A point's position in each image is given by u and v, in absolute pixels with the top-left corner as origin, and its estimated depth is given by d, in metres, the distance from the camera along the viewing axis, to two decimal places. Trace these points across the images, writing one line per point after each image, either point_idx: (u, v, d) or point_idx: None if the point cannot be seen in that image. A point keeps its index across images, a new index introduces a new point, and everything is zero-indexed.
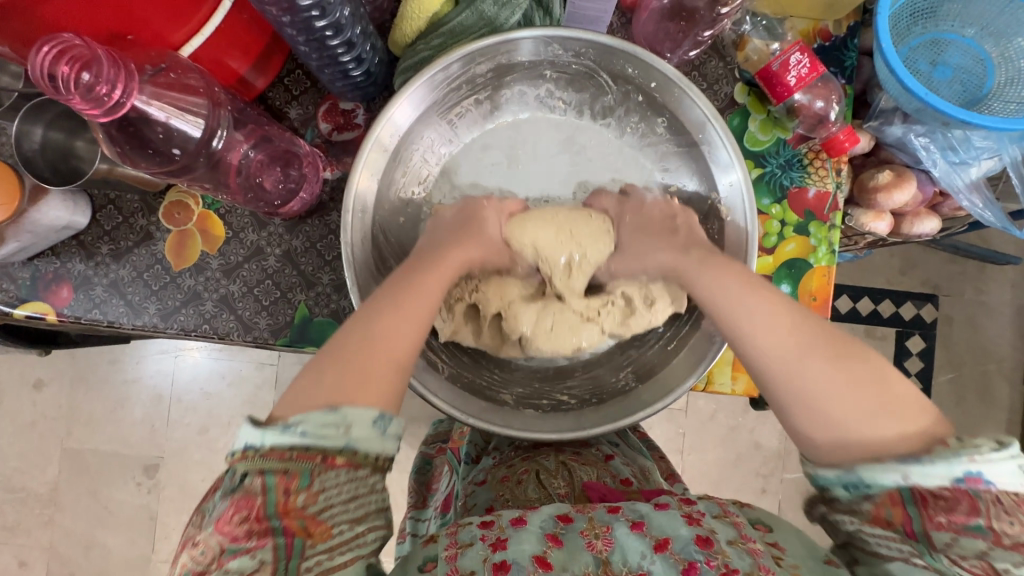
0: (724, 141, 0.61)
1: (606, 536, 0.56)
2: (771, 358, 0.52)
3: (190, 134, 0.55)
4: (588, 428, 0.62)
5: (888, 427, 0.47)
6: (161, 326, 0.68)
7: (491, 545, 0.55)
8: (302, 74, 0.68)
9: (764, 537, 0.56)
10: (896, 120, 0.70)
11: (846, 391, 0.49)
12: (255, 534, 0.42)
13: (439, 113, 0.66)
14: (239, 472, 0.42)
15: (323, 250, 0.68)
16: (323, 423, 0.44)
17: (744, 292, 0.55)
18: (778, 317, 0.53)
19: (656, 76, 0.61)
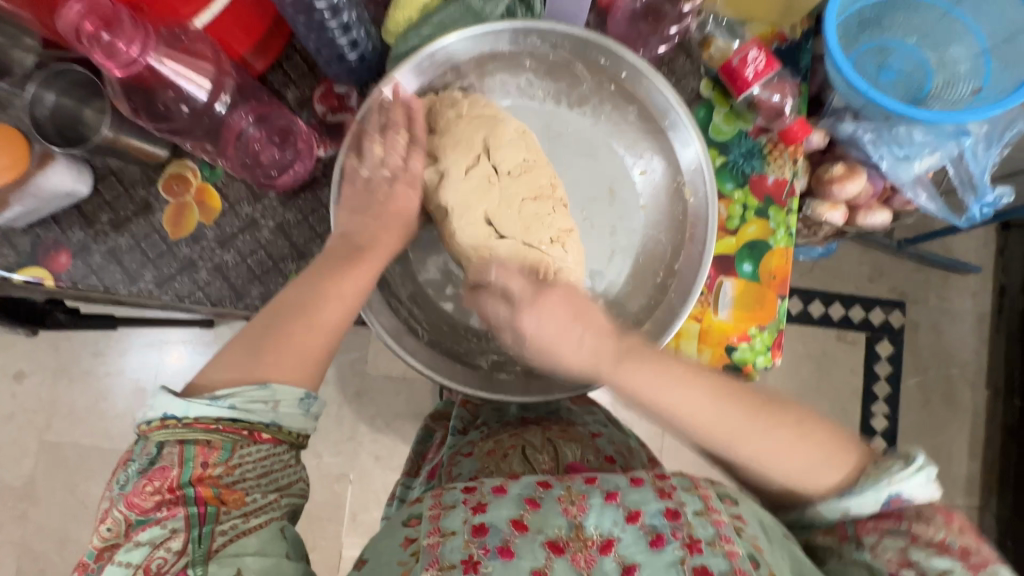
0: (687, 124, 0.68)
1: (581, 503, 0.59)
2: (713, 434, 0.61)
3: (197, 97, 0.61)
4: (550, 394, 0.69)
5: (822, 468, 0.59)
6: (156, 292, 0.71)
7: (471, 508, 0.58)
8: (300, 59, 0.72)
9: (730, 509, 0.60)
10: (846, 118, 0.77)
11: (781, 447, 0.60)
12: (166, 504, 0.49)
13: (408, 109, 0.69)
14: (157, 443, 0.51)
15: (314, 223, 0.72)
16: (251, 399, 0.52)
17: (677, 388, 0.60)
18: (705, 401, 0.60)
19: (626, 66, 0.68)
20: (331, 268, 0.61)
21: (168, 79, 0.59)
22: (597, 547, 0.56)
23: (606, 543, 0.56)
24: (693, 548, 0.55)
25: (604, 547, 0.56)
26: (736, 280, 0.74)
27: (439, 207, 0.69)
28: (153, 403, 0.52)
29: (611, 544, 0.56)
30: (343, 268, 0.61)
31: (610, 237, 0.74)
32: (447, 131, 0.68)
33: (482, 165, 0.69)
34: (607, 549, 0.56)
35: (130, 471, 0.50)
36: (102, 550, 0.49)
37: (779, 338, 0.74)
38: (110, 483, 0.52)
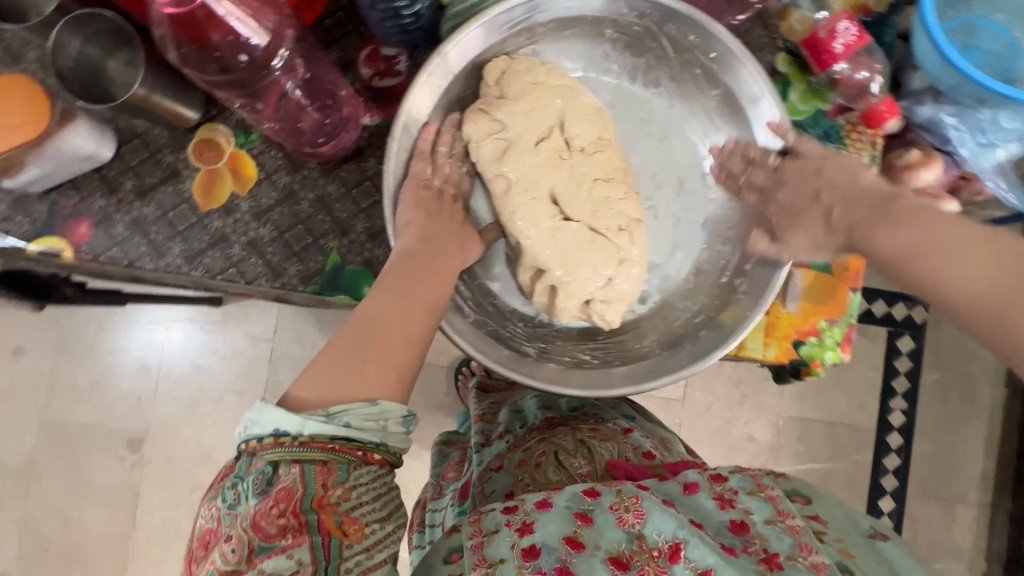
0: (768, 96, 0.62)
1: (637, 509, 0.54)
2: (979, 304, 0.42)
3: (254, 45, 0.52)
4: (609, 388, 0.61)
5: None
6: (185, 268, 0.65)
7: (517, 531, 0.53)
8: (346, 17, 0.66)
9: (804, 510, 0.58)
10: (926, 100, 0.72)
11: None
12: (290, 531, 0.44)
13: (475, 73, 0.65)
14: (270, 461, 0.45)
15: (358, 197, 0.66)
16: (364, 417, 0.47)
17: (931, 242, 0.45)
18: (985, 260, 0.42)
19: (717, 46, 0.62)
20: (423, 265, 0.57)
21: (225, 22, 0.50)
22: (666, 556, 0.52)
23: (674, 548, 0.52)
24: (772, 564, 0.51)
25: (673, 553, 0.52)
26: (807, 271, 0.69)
27: (498, 178, 0.64)
28: (257, 414, 0.46)
29: (679, 549, 0.52)
30: (425, 272, 0.56)
31: (673, 229, 0.70)
32: (521, 96, 0.65)
33: (554, 138, 0.66)
34: (676, 556, 0.51)
35: (240, 489, 0.45)
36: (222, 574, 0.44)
37: (848, 334, 0.70)
38: (216, 501, 0.46)
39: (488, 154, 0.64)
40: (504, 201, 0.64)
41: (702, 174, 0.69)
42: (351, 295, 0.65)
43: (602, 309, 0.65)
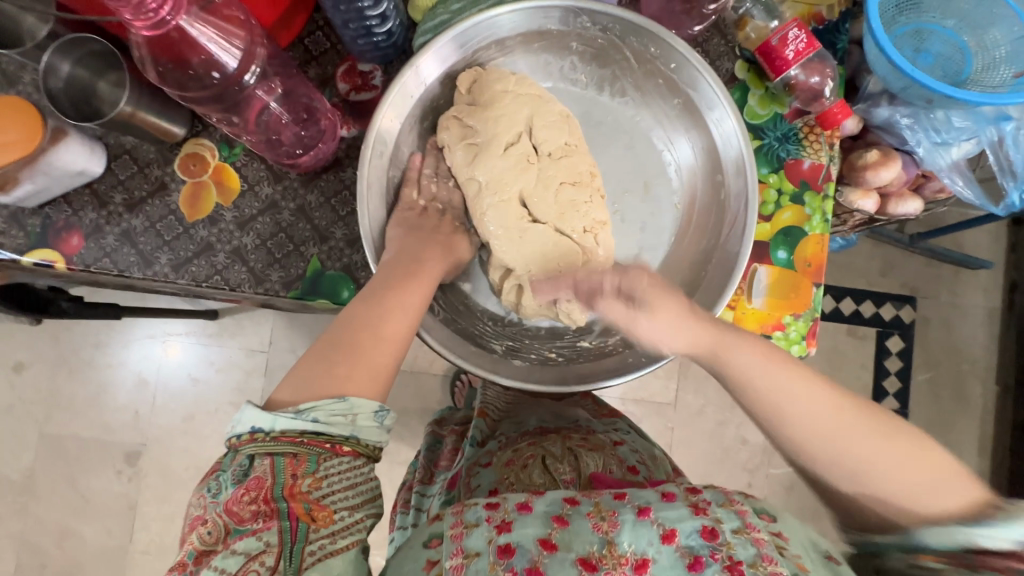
0: (722, 100, 0.64)
1: (612, 518, 0.53)
2: (817, 435, 0.54)
3: (227, 64, 0.56)
4: (569, 385, 0.64)
5: (937, 493, 0.52)
6: (172, 276, 0.68)
7: (496, 528, 0.52)
8: (322, 36, 0.69)
9: (769, 526, 0.53)
10: (882, 102, 0.75)
11: (885, 459, 0.53)
12: (261, 515, 0.46)
13: (451, 83, 0.69)
14: (247, 455, 0.48)
15: (337, 205, 0.70)
16: (332, 412, 0.49)
17: (791, 384, 0.55)
18: (800, 397, 0.55)
19: (675, 56, 0.64)
20: (403, 272, 0.60)
21: (199, 44, 0.54)
22: (632, 566, 0.50)
23: (642, 562, 0.50)
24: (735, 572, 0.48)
25: (639, 567, 0.50)
26: (770, 267, 0.72)
27: (469, 181, 0.68)
28: (240, 414, 0.50)
29: (646, 565, 0.50)
30: (409, 278, 0.59)
31: (640, 233, 0.72)
32: (493, 103, 0.68)
33: (522, 143, 0.69)
34: (643, 569, 0.49)
35: (221, 480, 0.49)
36: (201, 553, 0.47)
37: (814, 328, 0.72)
38: (201, 491, 0.50)
39: (460, 159, 0.68)
40: (475, 202, 0.68)
41: (664, 176, 0.72)
42: (331, 299, 0.69)
43: (569, 309, 0.68)
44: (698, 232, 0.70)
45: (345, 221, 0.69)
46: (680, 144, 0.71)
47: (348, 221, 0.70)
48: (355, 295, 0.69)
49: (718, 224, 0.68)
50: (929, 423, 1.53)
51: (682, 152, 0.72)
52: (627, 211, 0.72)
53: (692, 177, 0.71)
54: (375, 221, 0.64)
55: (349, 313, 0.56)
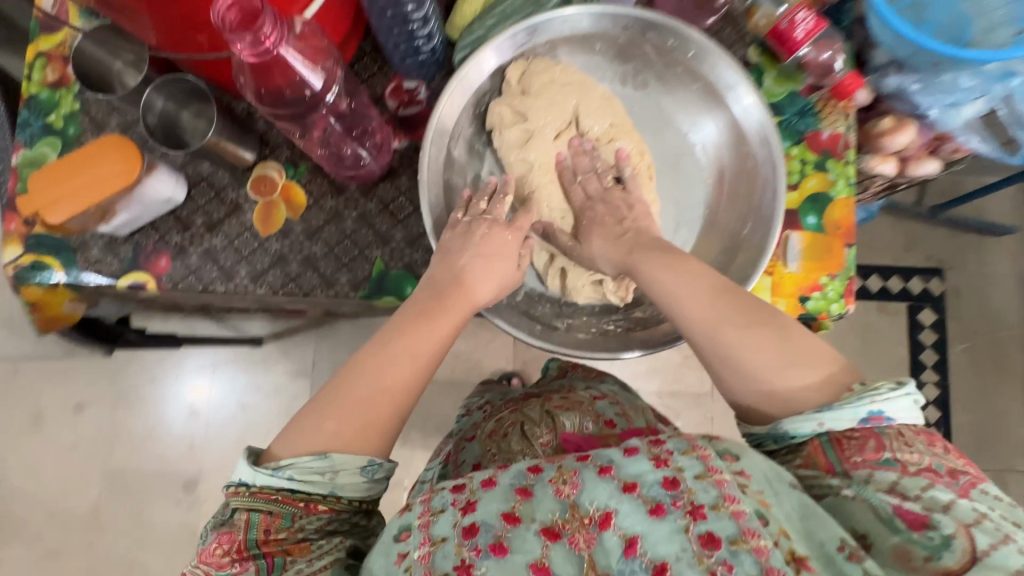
0: (741, 81, 0.70)
1: (573, 480, 0.50)
2: (699, 323, 0.59)
3: (313, 86, 0.61)
4: (627, 351, 0.69)
5: (801, 378, 0.55)
6: (251, 287, 0.75)
7: (461, 510, 0.50)
8: (369, 60, 0.78)
9: (731, 467, 0.49)
10: (891, 72, 0.80)
11: (756, 346, 0.56)
12: (238, 561, 0.51)
13: (501, 76, 0.75)
14: (231, 507, 0.53)
15: (395, 210, 0.76)
16: (309, 470, 0.52)
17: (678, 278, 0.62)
18: (693, 293, 0.61)
19: (693, 44, 0.70)
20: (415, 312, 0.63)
21: (291, 68, 0.58)
22: (596, 523, 0.48)
23: (605, 516, 0.48)
24: (697, 516, 0.46)
25: (603, 521, 0.48)
26: (802, 233, 0.76)
27: (521, 162, 0.74)
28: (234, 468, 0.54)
29: (610, 518, 0.48)
30: (432, 317, 0.62)
31: (674, 209, 0.77)
32: (540, 93, 0.74)
33: (570, 131, 0.76)
34: (607, 524, 0.48)
35: (210, 531, 0.53)
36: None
37: (850, 287, 0.76)
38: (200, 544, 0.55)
39: (512, 141, 0.74)
40: (525, 182, 0.75)
41: (690, 157, 0.78)
42: (397, 297, 0.75)
43: (613, 290, 0.74)
44: (731, 202, 0.75)
45: (405, 223, 0.76)
46: (705, 127, 0.77)
47: (407, 222, 0.76)
48: None
49: (749, 192, 0.73)
50: (971, 394, 1.53)
51: (706, 132, 0.77)
52: (661, 188, 0.78)
53: (719, 156, 0.76)
54: (436, 216, 0.71)
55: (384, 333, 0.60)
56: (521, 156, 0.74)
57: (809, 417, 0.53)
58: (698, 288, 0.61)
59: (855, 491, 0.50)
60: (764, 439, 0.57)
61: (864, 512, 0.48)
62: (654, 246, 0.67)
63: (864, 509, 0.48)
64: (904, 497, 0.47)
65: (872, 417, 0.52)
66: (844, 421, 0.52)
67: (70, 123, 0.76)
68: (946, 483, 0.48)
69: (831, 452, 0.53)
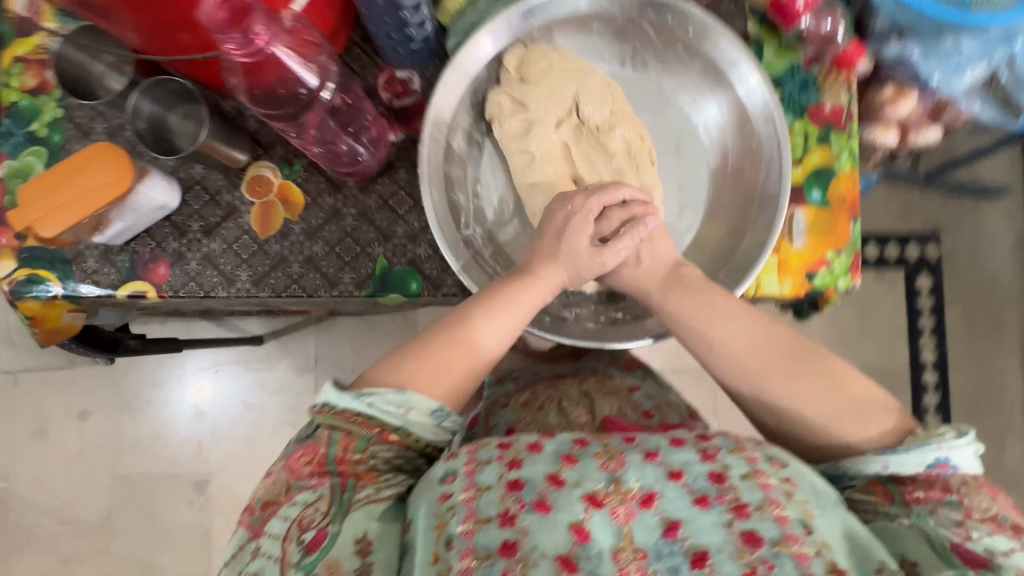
0: (744, 59, 0.70)
1: (620, 458, 0.54)
2: (744, 366, 0.62)
3: (308, 83, 0.62)
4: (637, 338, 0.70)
5: (856, 423, 0.58)
6: (254, 291, 0.74)
7: (506, 463, 0.54)
8: (361, 51, 0.75)
9: (778, 472, 0.54)
10: (891, 39, 0.78)
11: (804, 393, 0.59)
12: (316, 474, 0.57)
13: (497, 64, 0.73)
14: (316, 423, 0.59)
15: (395, 205, 0.75)
16: (387, 402, 0.59)
17: (722, 319, 0.63)
18: (740, 337, 0.62)
19: (693, 22, 0.70)
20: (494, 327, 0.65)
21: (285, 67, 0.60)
22: (639, 500, 0.51)
23: (648, 496, 0.51)
24: (741, 512, 0.50)
25: (646, 500, 0.51)
26: (807, 209, 0.76)
27: (521, 153, 0.73)
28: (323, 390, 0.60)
29: (654, 499, 0.51)
30: (475, 339, 0.64)
31: (678, 192, 0.76)
32: (539, 80, 0.73)
33: (570, 120, 0.75)
34: (649, 503, 0.51)
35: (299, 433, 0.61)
36: (266, 502, 0.57)
37: (856, 261, 0.76)
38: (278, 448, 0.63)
39: (511, 131, 0.73)
40: (524, 173, 0.73)
41: (693, 138, 0.76)
42: (402, 293, 0.74)
43: None
44: (736, 183, 0.74)
45: (405, 220, 0.75)
46: (708, 107, 0.75)
47: (408, 218, 0.75)
48: (423, 286, 0.74)
49: (753, 171, 0.72)
50: (969, 357, 1.55)
51: (710, 113, 0.75)
52: (663, 171, 0.76)
53: (723, 135, 0.75)
54: (439, 209, 0.68)
55: (437, 349, 0.63)
56: (523, 148, 0.73)
57: (873, 459, 0.56)
58: (739, 329, 0.62)
59: (913, 520, 0.53)
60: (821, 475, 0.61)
61: (917, 541, 0.52)
62: (692, 285, 0.67)
63: (916, 536, 0.52)
64: (969, 538, 0.50)
65: (939, 463, 0.55)
66: (911, 466, 0.55)
67: (54, 130, 0.73)
68: (1007, 534, 0.51)
69: (891, 485, 0.57)
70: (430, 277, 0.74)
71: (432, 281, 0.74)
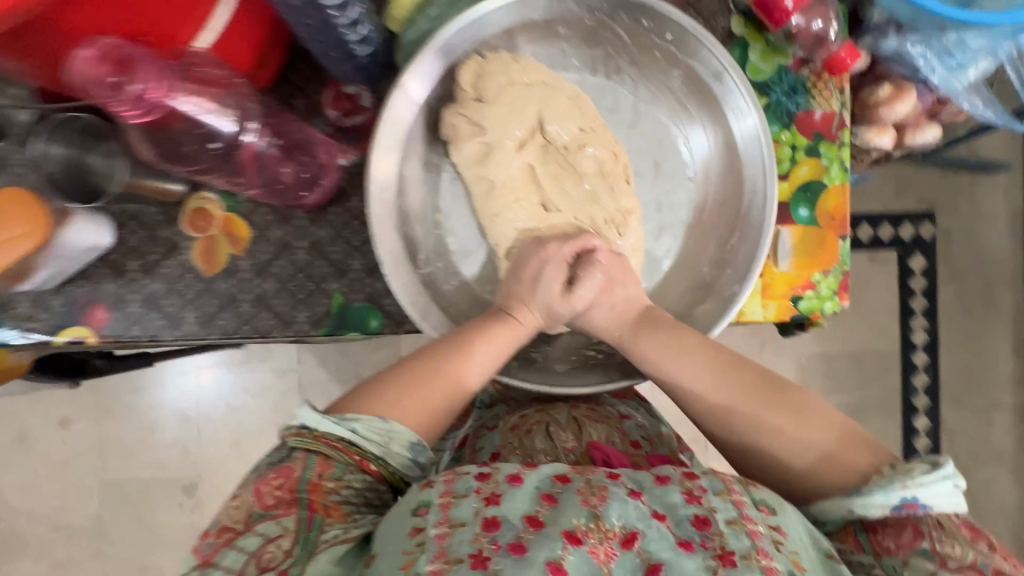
0: (732, 73, 0.62)
1: (601, 492, 0.47)
2: (707, 410, 0.58)
3: (220, 129, 0.59)
4: (613, 384, 0.67)
5: (834, 464, 0.52)
6: (202, 333, 0.69)
7: (484, 499, 0.46)
8: (303, 64, 0.67)
9: (767, 520, 0.48)
10: (890, 32, 0.72)
11: (769, 429, 0.55)
12: (283, 502, 0.50)
13: (451, 77, 0.67)
14: (289, 446, 0.53)
15: (349, 236, 0.69)
16: (371, 428, 0.54)
17: (679, 358, 0.61)
18: (702, 374, 0.59)
19: (672, 27, 0.62)
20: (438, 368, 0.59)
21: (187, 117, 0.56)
22: (619, 540, 0.45)
23: (630, 536, 0.45)
24: (727, 561, 0.44)
25: (626, 541, 0.44)
26: (793, 227, 0.70)
27: (480, 179, 0.69)
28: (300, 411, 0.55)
29: (635, 539, 0.45)
30: (443, 370, 0.59)
31: (655, 213, 0.71)
32: (499, 97, 0.67)
33: (535, 138, 0.69)
34: (630, 544, 0.44)
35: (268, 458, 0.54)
36: (223, 527, 0.49)
37: (844, 282, 0.71)
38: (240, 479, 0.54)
39: (469, 156, 0.68)
40: (484, 203, 0.69)
41: (676, 161, 0.70)
42: (361, 331, 0.69)
43: None
44: (718, 206, 0.69)
45: (362, 252, 0.69)
46: (693, 129, 0.69)
47: (365, 249, 0.70)
48: (385, 323, 0.69)
49: (737, 195, 0.67)
50: (960, 337, 1.53)
51: (698, 141, 0.69)
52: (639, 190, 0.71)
53: (706, 150, 0.69)
54: (391, 249, 0.64)
55: (405, 382, 0.58)
56: (484, 175, 0.68)
57: (840, 502, 0.49)
58: (701, 367, 0.60)
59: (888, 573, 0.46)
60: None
61: None
62: (653, 318, 0.64)
63: None
64: None
65: (908, 504, 0.47)
66: (876, 507, 0.48)
67: None
68: None
69: (863, 535, 0.49)
70: (391, 313, 0.69)
71: (393, 317, 0.70)
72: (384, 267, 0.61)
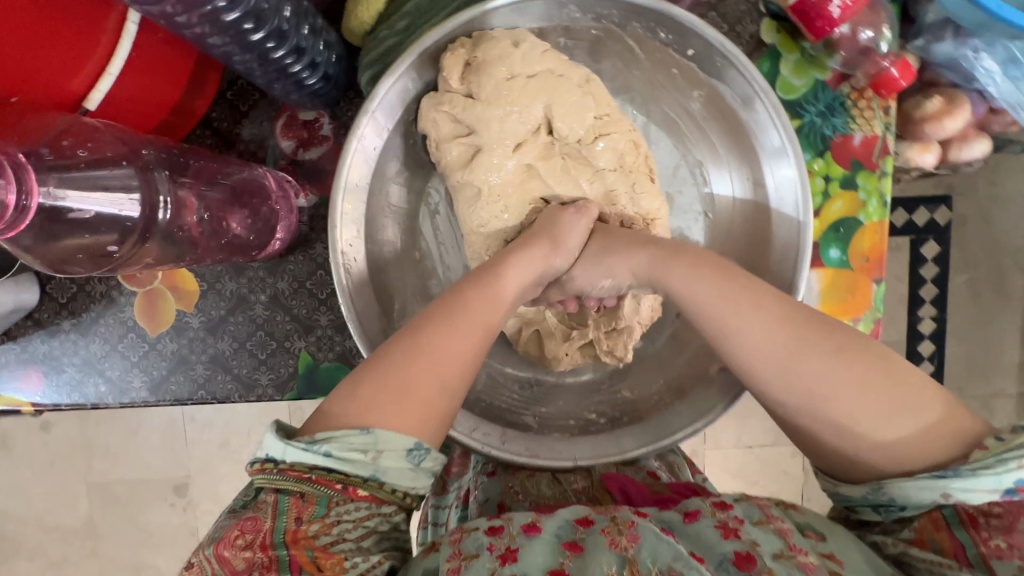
0: (764, 95, 0.51)
1: (631, 531, 0.42)
2: (761, 360, 0.44)
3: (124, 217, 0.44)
4: (620, 453, 0.56)
5: (926, 432, 0.40)
6: (152, 399, 0.61)
7: (499, 558, 0.40)
8: (247, 85, 0.57)
9: (817, 547, 0.42)
10: (946, 35, 0.60)
11: (846, 391, 0.41)
12: (259, 565, 0.36)
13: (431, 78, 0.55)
14: (255, 487, 0.39)
15: (314, 288, 0.60)
16: (348, 445, 0.38)
17: (746, 310, 0.45)
18: (765, 329, 0.44)
19: (694, 42, 0.52)
20: (408, 342, 0.43)
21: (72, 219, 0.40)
22: None
23: None
24: None
25: None
26: (822, 270, 0.62)
27: (464, 185, 0.56)
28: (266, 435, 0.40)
29: None
30: (435, 335, 0.44)
31: None
32: (488, 95, 0.53)
33: (537, 139, 0.56)
34: None
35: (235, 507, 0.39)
36: None
37: (878, 329, 0.62)
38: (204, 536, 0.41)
39: (454, 159, 0.56)
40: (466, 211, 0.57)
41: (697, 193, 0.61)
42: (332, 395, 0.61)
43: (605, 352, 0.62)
44: (743, 248, 0.59)
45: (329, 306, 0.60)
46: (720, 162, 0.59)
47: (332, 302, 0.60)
48: None
49: (762, 235, 0.57)
50: None
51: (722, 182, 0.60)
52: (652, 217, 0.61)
53: (732, 195, 0.59)
54: (356, 293, 0.54)
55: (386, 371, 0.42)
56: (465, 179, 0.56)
57: (930, 486, 0.40)
58: (765, 320, 0.44)
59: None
60: (859, 504, 0.44)
61: None
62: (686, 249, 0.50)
63: None
64: None
65: (1021, 487, 0.38)
66: (979, 492, 0.38)
67: None
68: None
69: (961, 531, 0.40)
70: None
71: None
72: (353, 323, 0.51)
